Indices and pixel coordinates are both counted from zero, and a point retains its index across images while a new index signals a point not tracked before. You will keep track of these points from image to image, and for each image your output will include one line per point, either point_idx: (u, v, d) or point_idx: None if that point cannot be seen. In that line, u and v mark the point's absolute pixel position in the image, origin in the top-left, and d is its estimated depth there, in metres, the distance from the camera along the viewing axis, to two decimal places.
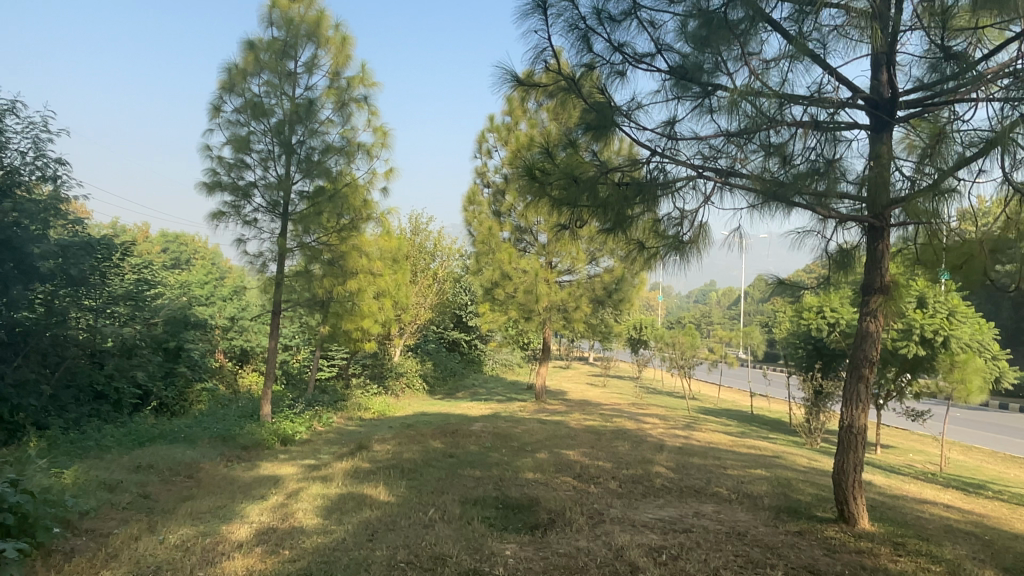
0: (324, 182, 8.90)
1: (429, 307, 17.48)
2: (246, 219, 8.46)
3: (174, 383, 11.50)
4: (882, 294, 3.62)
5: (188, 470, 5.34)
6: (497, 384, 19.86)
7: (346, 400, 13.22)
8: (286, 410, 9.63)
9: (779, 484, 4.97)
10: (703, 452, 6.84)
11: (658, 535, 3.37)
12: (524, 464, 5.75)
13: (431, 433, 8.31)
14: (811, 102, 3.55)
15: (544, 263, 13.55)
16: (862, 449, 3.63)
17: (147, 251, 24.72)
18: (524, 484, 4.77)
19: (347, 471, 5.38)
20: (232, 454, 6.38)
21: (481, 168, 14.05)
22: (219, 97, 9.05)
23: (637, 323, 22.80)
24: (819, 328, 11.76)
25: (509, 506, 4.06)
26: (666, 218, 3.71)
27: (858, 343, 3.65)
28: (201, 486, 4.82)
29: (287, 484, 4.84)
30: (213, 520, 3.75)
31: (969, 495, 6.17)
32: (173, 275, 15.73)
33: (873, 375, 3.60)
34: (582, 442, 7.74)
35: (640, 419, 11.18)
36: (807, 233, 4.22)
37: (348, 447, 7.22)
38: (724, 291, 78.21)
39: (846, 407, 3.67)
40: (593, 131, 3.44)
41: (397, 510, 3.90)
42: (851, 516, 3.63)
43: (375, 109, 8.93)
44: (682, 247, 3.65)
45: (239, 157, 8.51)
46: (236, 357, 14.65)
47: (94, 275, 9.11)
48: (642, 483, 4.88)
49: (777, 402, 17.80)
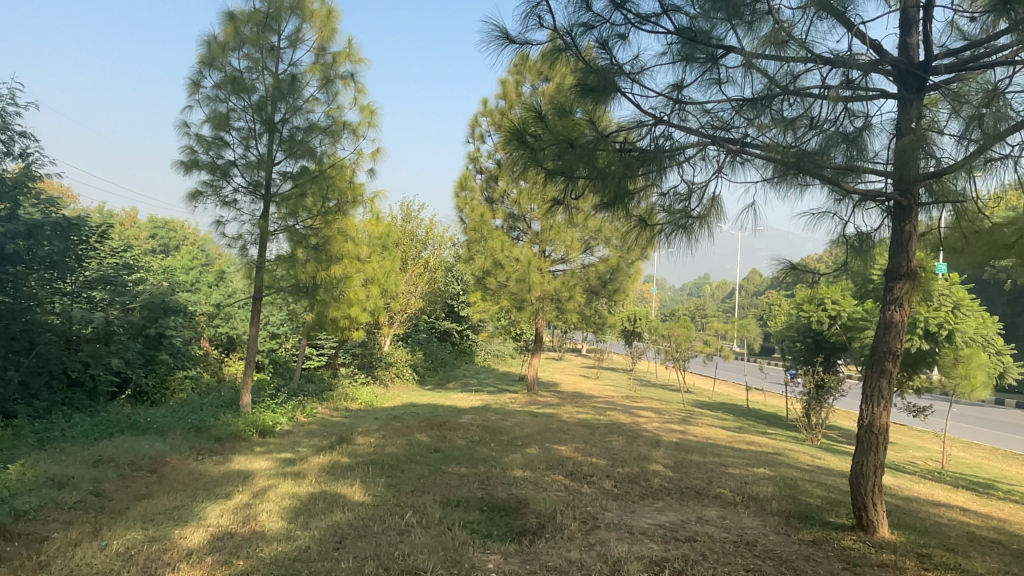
0: (309, 163, 8.52)
1: (420, 296, 17.12)
2: (225, 200, 8.05)
3: (156, 371, 11.06)
4: (908, 280, 3.28)
5: (152, 465, 4.98)
6: (489, 375, 19.54)
7: (333, 390, 12.87)
8: (267, 400, 9.27)
9: (786, 485, 4.65)
10: (702, 449, 6.52)
11: (658, 545, 3.03)
12: (513, 460, 5.41)
13: (418, 425, 7.97)
14: (834, 65, 3.19)
15: (537, 251, 13.19)
16: (884, 451, 3.30)
17: (135, 236, 24.30)
18: (512, 484, 4.43)
19: (323, 467, 5.04)
20: (204, 447, 6.02)
21: (473, 153, 13.66)
22: (198, 72, 8.61)
23: (632, 315, 22.50)
24: (820, 320, 11.52)
25: (495, 508, 3.72)
26: (672, 193, 3.36)
27: (881, 335, 3.32)
28: (163, 483, 4.46)
29: (256, 481, 4.49)
30: (166, 523, 3.40)
31: (981, 495, 5.86)
32: (157, 260, 15.32)
33: (896, 370, 3.27)
34: (575, 436, 7.42)
35: (635, 412, 10.87)
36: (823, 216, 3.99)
37: (329, 440, 6.87)
38: (718, 284, 78.03)
39: (866, 405, 3.34)
40: (592, 94, 3.08)
41: (371, 512, 3.56)
42: (870, 524, 3.30)
43: (362, 86, 8.53)
44: (689, 225, 3.32)
45: (218, 134, 8.09)
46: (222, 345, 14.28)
47: (69, 257, 8.62)
48: (639, 483, 4.54)
49: (772, 396, 17.55)
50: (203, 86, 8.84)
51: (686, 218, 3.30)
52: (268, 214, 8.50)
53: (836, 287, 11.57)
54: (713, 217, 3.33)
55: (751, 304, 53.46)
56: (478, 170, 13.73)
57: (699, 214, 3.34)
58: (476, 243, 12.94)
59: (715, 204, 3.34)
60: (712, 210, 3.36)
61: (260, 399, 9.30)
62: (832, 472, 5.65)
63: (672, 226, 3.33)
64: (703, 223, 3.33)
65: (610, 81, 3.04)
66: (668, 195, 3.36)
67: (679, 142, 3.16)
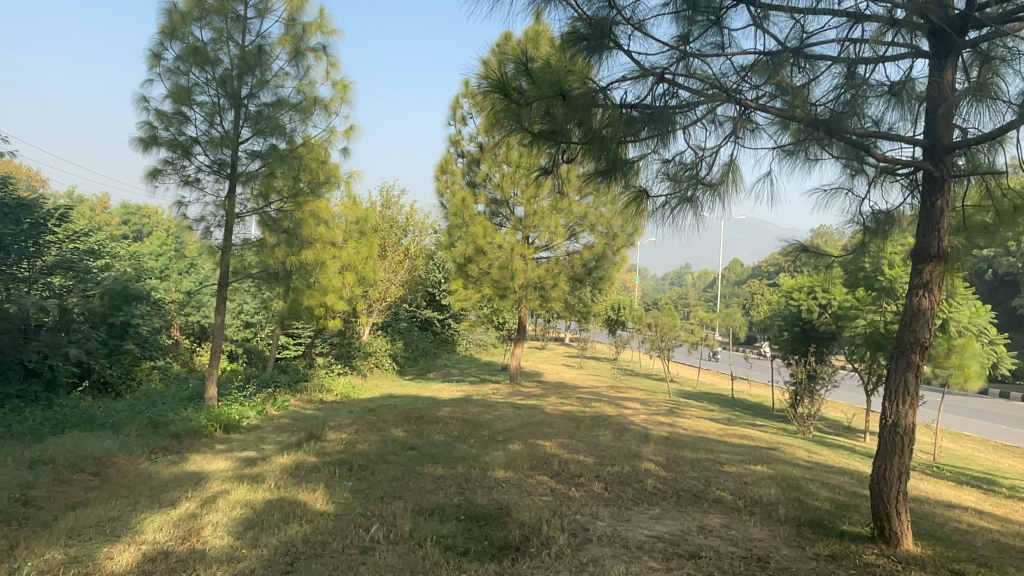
0: (279, 142, 8.04)
1: (400, 284, 16.66)
2: (187, 179, 7.56)
3: (121, 361, 10.50)
4: (938, 262, 2.91)
5: (97, 466, 4.53)
6: (470, 365, 19.15)
7: (308, 380, 12.40)
8: (235, 392, 8.79)
9: (789, 486, 4.30)
10: (694, 444, 6.17)
11: (659, 566, 2.64)
12: (494, 459, 5.02)
13: (394, 419, 7.56)
14: (858, 17, 2.78)
15: (521, 238, 12.77)
16: (908, 454, 2.94)
17: (107, 222, 23.57)
18: (493, 487, 4.03)
19: (286, 468, 4.61)
20: (159, 445, 5.56)
21: (454, 136, 13.18)
22: (159, 43, 8.07)
23: (616, 304, 22.19)
24: (809, 308, 11.26)
25: (473, 517, 3.33)
26: (676, 160, 2.96)
27: (907, 324, 2.94)
28: (105, 488, 4.01)
29: (208, 487, 4.06)
30: (95, 539, 2.96)
31: (988, 493, 5.56)
32: (125, 246, 14.70)
33: (925, 364, 2.90)
34: (560, 430, 7.04)
35: (620, 404, 10.54)
36: (836, 191, 3.68)
37: (298, 435, 6.44)
38: (700, 274, 78.29)
39: (888, 403, 2.98)
40: (587, 44, 2.63)
41: (334, 524, 3.15)
42: (892, 535, 2.95)
43: (335, 60, 8.03)
44: (697, 195, 2.95)
45: (179, 109, 7.60)
46: (194, 335, 13.73)
47: (22, 240, 8.05)
48: (631, 485, 4.17)
49: (758, 386, 17.34)
50: (166, 58, 8.31)
51: (694, 186, 2.93)
52: (236, 194, 8.03)
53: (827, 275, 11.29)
54: (726, 186, 2.96)
55: (733, 293, 53.54)
56: (459, 154, 13.26)
57: (710, 183, 2.96)
58: (456, 228, 12.49)
59: (727, 171, 2.97)
60: (724, 177, 3.00)
61: (228, 391, 8.83)
62: (833, 469, 5.32)
63: (678, 195, 2.96)
64: (714, 192, 2.97)
65: (607, 30, 2.60)
66: (673, 160, 2.98)
67: (686, 101, 2.77)
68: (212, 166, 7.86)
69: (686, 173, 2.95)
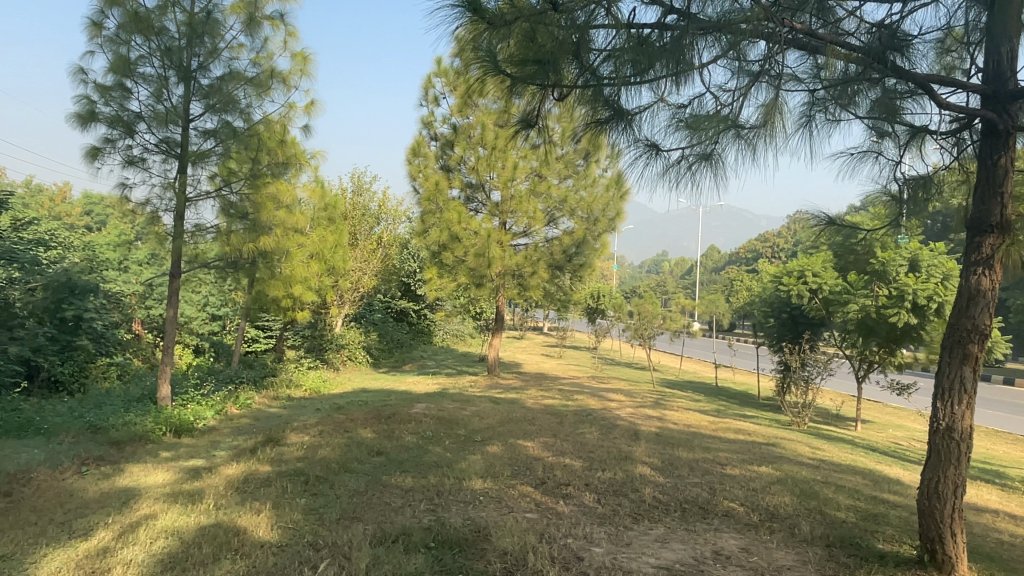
0: (234, 120, 7.42)
1: (373, 273, 16.01)
2: (131, 158, 6.89)
3: (74, 359, 9.69)
4: (1000, 233, 2.42)
5: (10, 485, 3.91)
6: (447, 356, 18.62)
7: (276, 375, 11.78)
8: (192, 390, 8.15)
9: (806, 492, 3.82)
10: (688, 442, 5.69)
11: None
12: (472, 464, 4.49)
13: (363, 418, 7.00)
14: None
15: (497, 224, 12.19)
16: (964, 463, 2.45)
17: (67, 212, 22.56)
18: (469, 502, 3.50)
19: (232, 481, 4.03)
20: (93, 455, 4.94)
21: (427, 117, 12.54)
22: (100, 12, 7.35)
23: (595, 292, 21.71)
24: (800, 294, 10.67)
25: (445, 544, 2.80)
26: (696, 103, 2.47)
27: (962, 308, 2.45)
28: (11, 513, 3.41)
29: (134, 509, 3.46)
30: None
31: (1004, 489, 5.17)
32: (80, 235, 13.88)
33: (984, 356, 2.41)
34: (543, 427, 6.52)
35: (604, 396, 10.08)
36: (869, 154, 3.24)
37: (255, 439, 5.85)
38: (677, 262, 78.45)
39: (939, 403, 2.49)
40: None
41: (276, 561, 2.59)
42: (945, 561, 2.44)
43: (293, 29, 7.38)
44: (722, 145, 2.47)
45: (120, 82, 6.91)
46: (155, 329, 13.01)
47: None
48: (626, 496, 3.66)
49: (742, 374, 17.03)
50: (108, 29, 7.58)
51: (718, 136, 2.44)
52: (188, 175, 7.36)
53: (816, 259, 10.84)
54: (758, 133, 2.47)
55: (711, 280, 53.47)
56: (432, 136, 12.64)
57: (741, 128, 2.47)
58: (430, 214, 11.89)
59: (758, 117, 2.48)
60: (754, 124, 2.52)
61: (184, 389, 8.19)
62: (841, 468, 4.87)
63: (697, 149, 2.49)
64: (745, 141, 2.49)
65: None
66: (692, 104, 2.48)
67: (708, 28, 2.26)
68: (160, 146, 7.20)
69: (710, 119, 2.44)
